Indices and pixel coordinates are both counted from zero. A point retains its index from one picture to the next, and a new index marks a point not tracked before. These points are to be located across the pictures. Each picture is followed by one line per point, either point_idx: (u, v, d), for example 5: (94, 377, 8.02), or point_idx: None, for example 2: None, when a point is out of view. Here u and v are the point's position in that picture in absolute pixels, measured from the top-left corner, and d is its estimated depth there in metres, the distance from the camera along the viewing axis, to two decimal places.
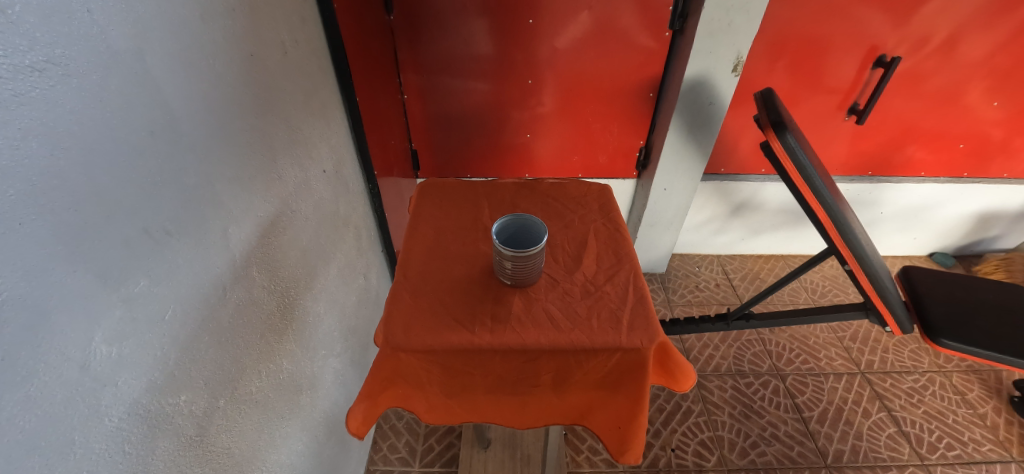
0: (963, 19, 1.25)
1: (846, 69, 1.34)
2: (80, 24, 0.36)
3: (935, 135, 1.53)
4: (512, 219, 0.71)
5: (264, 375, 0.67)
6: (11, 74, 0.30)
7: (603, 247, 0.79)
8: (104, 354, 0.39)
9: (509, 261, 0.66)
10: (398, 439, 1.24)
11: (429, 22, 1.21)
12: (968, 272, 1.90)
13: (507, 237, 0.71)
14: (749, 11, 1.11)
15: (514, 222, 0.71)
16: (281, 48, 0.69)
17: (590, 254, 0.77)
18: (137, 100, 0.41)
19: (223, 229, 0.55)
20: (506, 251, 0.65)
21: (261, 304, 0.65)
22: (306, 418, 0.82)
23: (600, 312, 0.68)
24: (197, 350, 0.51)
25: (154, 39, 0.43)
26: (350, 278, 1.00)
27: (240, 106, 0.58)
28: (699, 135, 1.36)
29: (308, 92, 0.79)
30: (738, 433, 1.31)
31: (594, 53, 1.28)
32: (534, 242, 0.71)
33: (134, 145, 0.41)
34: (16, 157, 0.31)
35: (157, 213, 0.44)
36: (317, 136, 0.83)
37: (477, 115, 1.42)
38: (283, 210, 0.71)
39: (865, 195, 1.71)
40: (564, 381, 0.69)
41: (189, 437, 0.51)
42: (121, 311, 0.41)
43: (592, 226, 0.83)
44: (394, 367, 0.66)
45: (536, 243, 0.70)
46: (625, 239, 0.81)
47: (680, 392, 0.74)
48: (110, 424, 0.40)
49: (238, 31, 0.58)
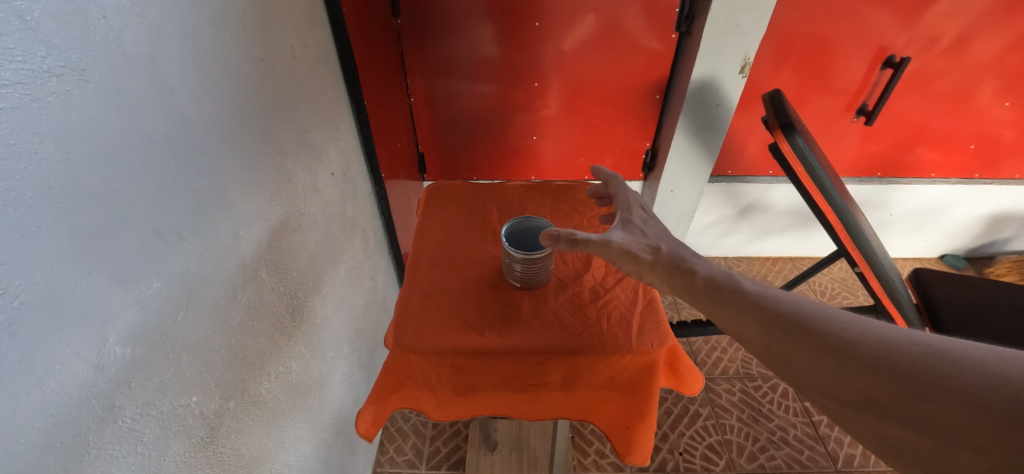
0: (973, 19, 1.24)
1: (854, 70, 1.34)
2: (96, 30, 0.36)
3: (945, 136, 1.52)
4: (518, 226, 0.71)
5: (272, 376, 0.67)
6: (29, 79, 0.31)
7: None
8: (117, 355, 0.39)
9: (518, 264, 0.66)
10: (404, 442, 1.24)
11: (435, 26, 1.22)
12: (979, 274, 1.87)
13: (516, 241, 0.71)
14: (756, 12, 1.10)
15: (520, 231, 0.72)
16: (290, 52, 0.69)
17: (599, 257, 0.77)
18: (150, 104, 0.42)
19: (233, 230, 0.56)
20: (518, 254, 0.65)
21: (270, 306, 0.65)
22: (314, 420, 0.82)
23: (610, 316, 0.67)
24: (208, 351, 0.51)
25: (166, 41, 0.44)
26: (358, 280, 1.00)
27: (251, 110, 0.59)
28: (706, 136, 1.35)
29: (316, 96, 0.79)
30: (747, 437, 1.29)
31: (600, 56, 1.28)
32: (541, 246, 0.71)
33: (148, 148, 0.41)
34: (33, 161, 0.31)
35: (169, 215, 0.45)
36: (326, 139, 0.83)
37: (482, 118, 1.42)
38: (292, 212, 0.71)
39: (874, 196, 1.70)
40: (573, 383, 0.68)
41: (201, 438, 0.51)
42: (134, 313, 0.41)
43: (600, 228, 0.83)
44: (404, 368, 0.66)
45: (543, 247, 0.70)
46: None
47: (687, 395, 0.74)
48: (124, 425, 0.41)
49: (249, 37, 0.58)
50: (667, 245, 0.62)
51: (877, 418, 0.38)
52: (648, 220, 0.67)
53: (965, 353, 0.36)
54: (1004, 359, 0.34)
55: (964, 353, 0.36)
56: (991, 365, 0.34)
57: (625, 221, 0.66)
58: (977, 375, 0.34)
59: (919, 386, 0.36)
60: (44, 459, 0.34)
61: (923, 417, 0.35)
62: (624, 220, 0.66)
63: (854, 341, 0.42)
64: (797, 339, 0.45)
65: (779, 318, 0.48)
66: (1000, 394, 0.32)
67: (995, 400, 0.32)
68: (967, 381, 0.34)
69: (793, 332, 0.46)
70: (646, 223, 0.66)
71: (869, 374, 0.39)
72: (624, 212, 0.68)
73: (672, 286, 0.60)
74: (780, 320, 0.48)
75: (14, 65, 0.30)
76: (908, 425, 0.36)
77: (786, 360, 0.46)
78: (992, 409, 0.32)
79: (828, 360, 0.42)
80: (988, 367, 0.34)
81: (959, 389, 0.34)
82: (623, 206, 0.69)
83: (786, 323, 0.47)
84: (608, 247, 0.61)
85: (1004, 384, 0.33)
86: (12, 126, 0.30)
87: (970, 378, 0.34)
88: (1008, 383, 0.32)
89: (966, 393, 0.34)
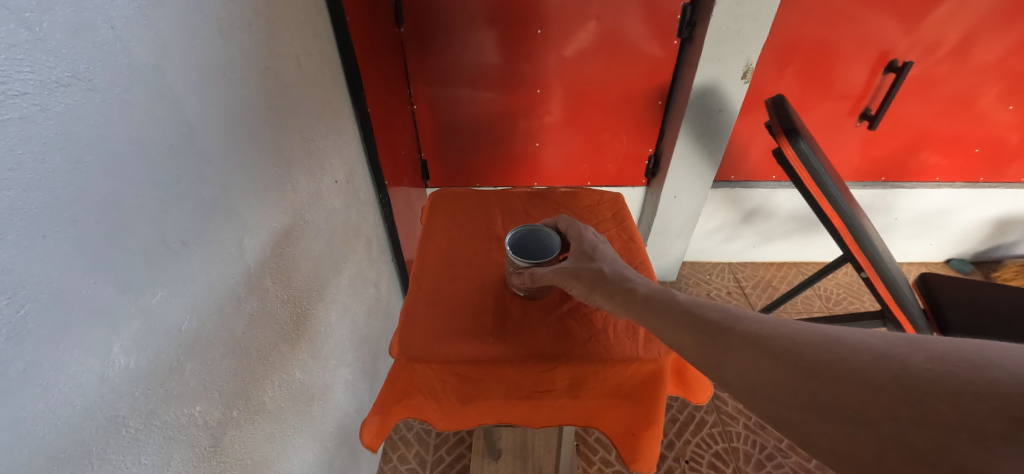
0: (975, 23, 1.24)
1: (856, 75, 1.33)
2: (104, 40, 0.36)
3: (949, 140, 1.51)
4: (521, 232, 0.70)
5: (276, 385, 0.67)
6: (37, 89, 0.31)
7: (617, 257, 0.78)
8: (122, 364, 0.39)
9: (517, 273, 0.67)
10: (408, 450, 1.23)
11: (438, 34, 1.23)
12: (986, 278, 1.86)
13: (524, 244, 0.71)
14: (758, 18, 1.11)
15: (523, 234, 0.71)
16: (295, 61, 0.70)
17: None
18: (155, 113, 0.42)
19: (237, 239, 0.56)
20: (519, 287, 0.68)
21: (274, 314, 0.65)
22: (318, 429, 0.82)
23: (617, 323, 0.67)
24: (211, 360, 0.51)
25: (173, 52, 0.44)
26: (361, 288, 1.00)
27: (256, 118, 0.59)
28: (709, 142, 1.35)
29: (321, 104, 0.79)
30: (754, 444, 1.28)
31: (601, 63, 1.29)
32: (541, 251, 0.71)
33: (154, 157, 0.42)
34: (41, 171, 0.32)
35: (175, 224, 0.45)
36: (331, 147, 0.84)
37: (485, 124, 1.43)
38: (296, 219, 0.71)
39: (879, 201, 1.69)
40: (578, 390, 0.66)
41: (203, 448, 0.51)
42: (139, 322, 0.41)
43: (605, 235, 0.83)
44: (409, 378, 0.65)
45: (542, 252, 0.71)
46: (639, 249, 0.80)
47: (696, 404, 0.73)
48: (127, 435, 0.40)
49: (254, 46, 0.59)
50: (610, 267, 0.63)
51: (791, 407, 0.40)
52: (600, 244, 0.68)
53: (860, 337, 0.40)
54: (892, 339, 0.38)
55: (860, 337, 0.40)
56: (883, 347, 0.38)
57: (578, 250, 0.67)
58: (873, 356, 0.38)
59: (828, 373, 0.39)
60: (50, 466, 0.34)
61: (832, 402, 0.38)
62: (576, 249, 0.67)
63: (771, 336, 0.45)
64: (726, 342, 0.47)
65: (707, 323, 0.50)
66: (891, 370, 0.36)
67: (889, 379, 0.36)
68: (862, 364, 0.38)
69: (720, 335, 0.48)
70: (596, 248, 0.67)
71: (785, 365, 0.42)
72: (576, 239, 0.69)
73: (610, 301, 0.60)
74: (708, 326, 0.50)
75: (23, 76, 0.30)
76: (818, 411, 0.38)
77: (716, 364, 0.47)
78: (885, 386, 0.36)
79: (750, 358, 0.44)
80: (880, 349, 0.38)
81: (859, 370, 0.38)
82: (574, 233, 0.70)
83: (714, 327, 0.49)
84: (558, 275, 0.64)
85: (894, 361, 0.36)
86: (20, 136, 0.30)
87: (868, 359, 0.38)
88: (897, 361, 0.36)
89: (866, 375, 0.37)
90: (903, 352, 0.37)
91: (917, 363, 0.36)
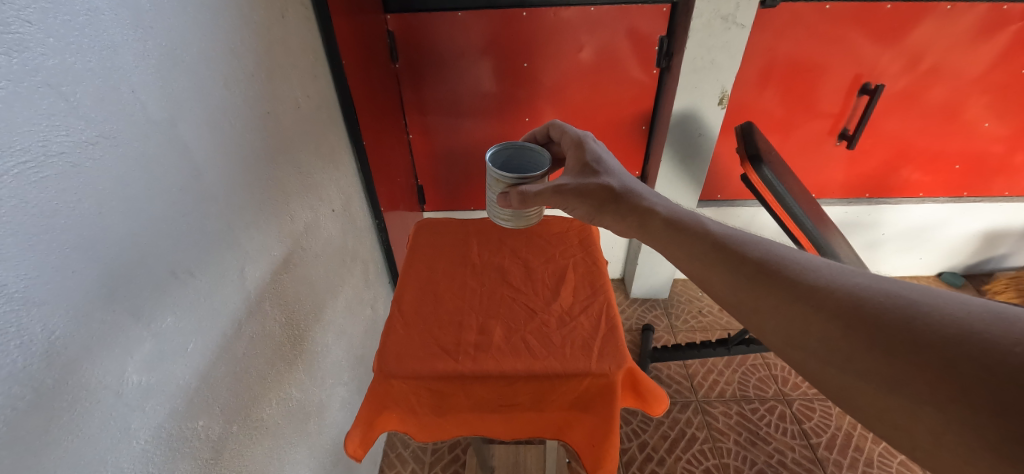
0: (944, 47, 1.30)
1: (833, 96, 1.40)
2: (125, 103, 0.43)
3: (931, 156, 1.55)
4: (501, 149, 0.79)
5: (274, 402, 0.72)
6: (71, 149, 0.37)
7: (581, 280, 0.83)
8: (134, 382, 0.44)
9: (506, 187, 0.73)
10: (403, 468, 1.26)
11: (432, 69, 1.31)
12: (978, 291, 1.87)
13: (507, 154, 0.80)
14: (730, 48, 1.18)
15: (505, 148, 0.79)
16: (294, 104, 0.77)
17: (567, 286, 0.82)
18: (167, 163, 0.48)
19: (239, 268, 0.61)
20: (505, 213, 0.77)
21: (273, 336, 0.71)
22: (314, 445, 0.86)
23: (573, 341, 0.72)
24: (213, 379, 0.56)
25: (184, 109, 0.51)
26: (357, 309, 1.06)
27: (257, 157, 0.66)
28: (691, 164, 1.41)
29: (319, 141, 0.87)
30: (744, 460, 1.29)
31: (587, 90, 1.35)
32: (531, 164, 0.80)
33: (165, 202, 0.48)
34: (72, 218, 0.37)
35: (183, 257, 0.51)
36: (328, 179, 0.90)
37: (478, 151, 1.50)
38: (295, 247, 0.77)
39: (864, 217, 1.73)
40: (540, 401, 0.70)
41: (206, 459, 0.55)
42: (150, 344, 0.46)
43: (571, 260, 0.87)
44: (386, 392, 0.69)
45: (529, 165, 0.81)
46: (602, 273, 0.85)
47: (652, 415, 0.77)
48: (137, 446, 0.45)
49: (256, 94, 0.65)
50: (618, 183, 0.70)
51: (840, 371, 0.40)
52: (600, 157, 0.76)
53: (935, 305, 0.38)
54: (978, 313, 0.35)
55: (939, 304, 0.37)
56: (966, 321, 0.35)
57: (581, 166, 0.75)
58: (950, 330, 0.35)
59: (892, 341, 0.37)
60: (78, 467, 0.39)
61: (885, 374, 0.37)
62: (577, 164, 0.76)
63: (828, 288, 0.43)
64: (766, 285, 0.48)
65: (749, 263, 0.50)
66: (969, 351, 0.33)
67: (967, 360, 0.33)
68: (940, 339, 0.35)
69: (761, 276, 0.48)
70: (598, 161, 0.75)
71: (840, 326, 0.41)
72: (577, 152, 0.78)
73: (618, 220, 0.68)
74: (750, 267, 0.50)
75: (59, 139, 0.36)
76: (875, 383, 0.38)
77: (751, 309, 0.48)
78: (961, 371, 0.33)
79: (794, 307, 0.45)
80: (963, 323, 0.35)
81: (931, 343, 0.35)
82: (575, 148, 0.79)
83: (755, 270, 0.49)
84: (557, 194, 0.71)
85: (975, 339, 0.34)
86: (56, 189, 0.36)
87: (944, 333, 0.35)
88: (980, 338, 0.34)
89: (940, 350, 0.35)
90: (989, 328, 0.34)
91: (1003, 345, 0.32)
